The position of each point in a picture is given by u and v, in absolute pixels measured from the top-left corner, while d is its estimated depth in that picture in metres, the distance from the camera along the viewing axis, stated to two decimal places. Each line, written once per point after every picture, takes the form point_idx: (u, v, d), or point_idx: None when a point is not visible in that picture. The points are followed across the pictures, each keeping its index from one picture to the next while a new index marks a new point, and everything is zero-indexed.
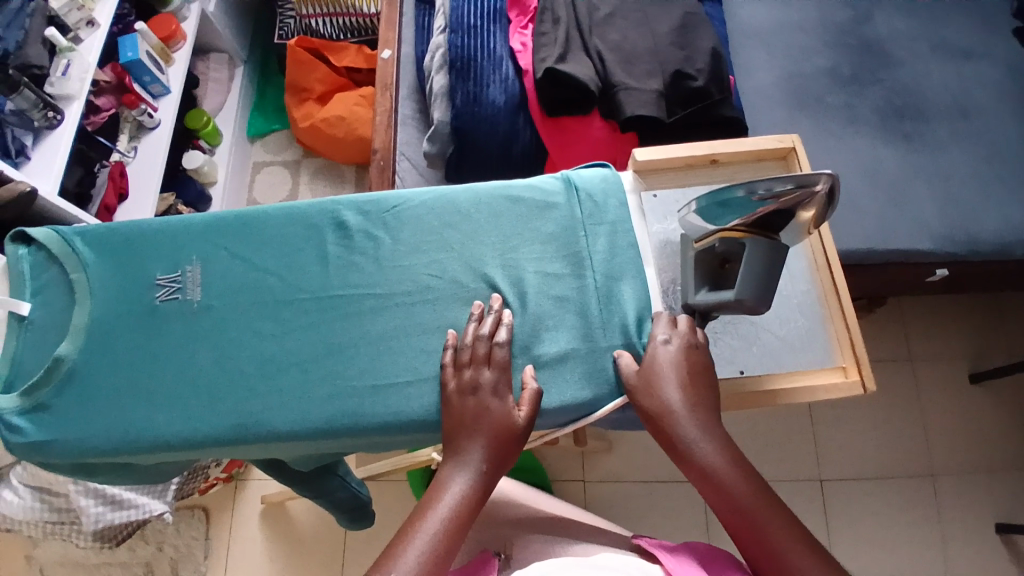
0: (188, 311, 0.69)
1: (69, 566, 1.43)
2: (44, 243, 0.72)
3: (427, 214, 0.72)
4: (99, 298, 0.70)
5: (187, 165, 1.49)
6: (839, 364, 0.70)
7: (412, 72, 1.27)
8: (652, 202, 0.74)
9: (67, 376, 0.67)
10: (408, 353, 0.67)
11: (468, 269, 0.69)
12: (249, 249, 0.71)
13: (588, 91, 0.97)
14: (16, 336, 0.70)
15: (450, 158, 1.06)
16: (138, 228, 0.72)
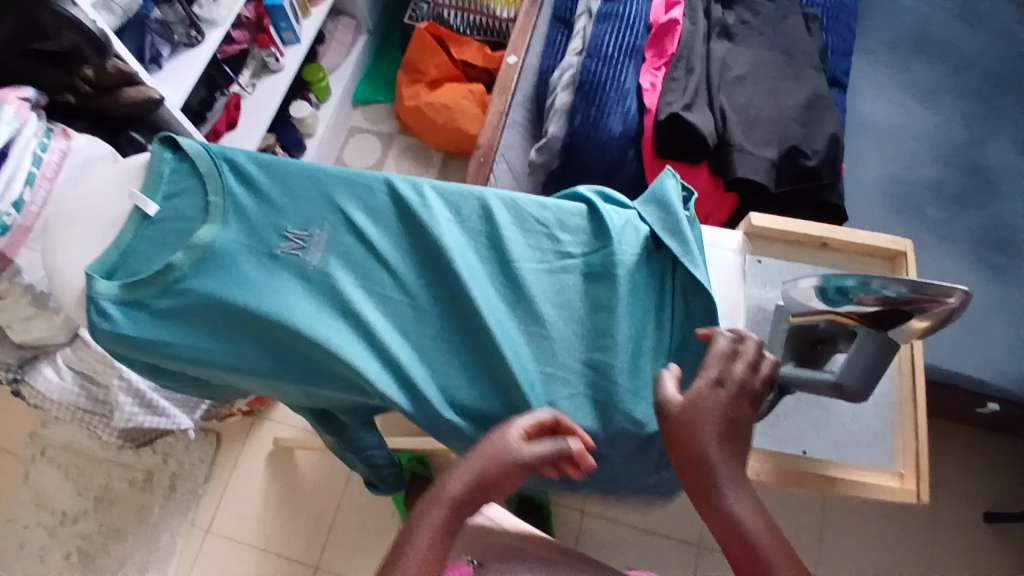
0: (303, 268, 0.72)
1: (74, 453, 1.47)
2: (193, 157, 0.76)
3: (555, 236, 0.73)
4: (228, 227, 0.73)
5: (294, 113, 1.56)
6: (897, 470, 0.70)
7: (531, 82, 1.31)
8: (756, 267, 0.75)
9: (172, 285, 0.70)
10: (497, 368, 0.68)
11: (579, 300, 0.70)
12: (381, 224, 0.74)
13: (705, 144, 0.99)
14: (133, 228, 0.73)
15: (552, 171, 1.09)
16: (285, 172, 0.75)
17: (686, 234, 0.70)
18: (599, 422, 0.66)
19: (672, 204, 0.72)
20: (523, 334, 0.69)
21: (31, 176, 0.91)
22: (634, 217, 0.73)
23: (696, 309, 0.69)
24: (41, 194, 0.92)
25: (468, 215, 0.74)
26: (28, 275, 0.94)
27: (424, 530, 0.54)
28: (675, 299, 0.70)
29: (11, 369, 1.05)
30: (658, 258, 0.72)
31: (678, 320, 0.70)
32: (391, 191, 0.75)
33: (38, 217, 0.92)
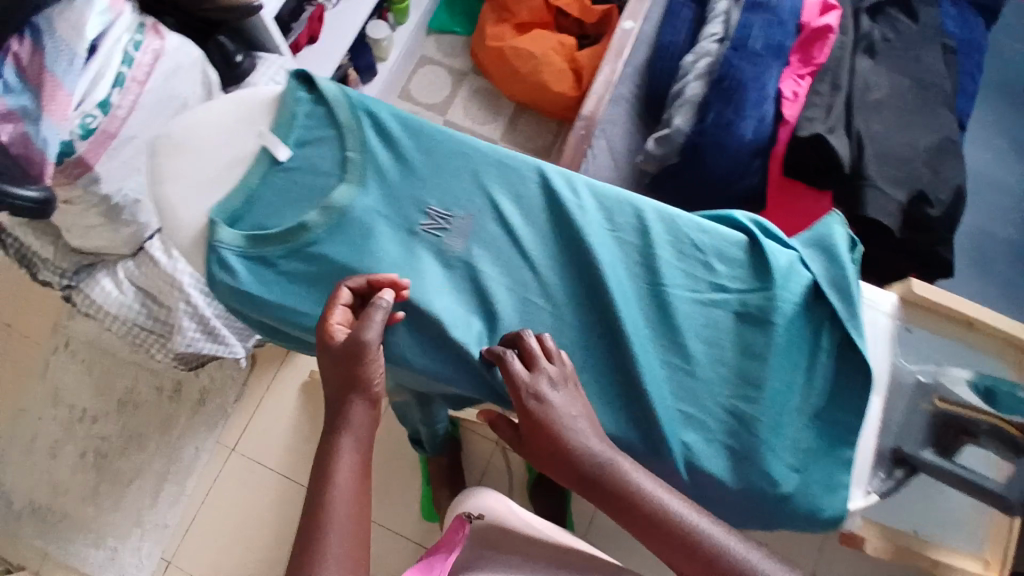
0: (444, 254, 0.68)
1: (97, 351, 1.42)
2: (333, 104, 0.69)
3: (708, 262, 0.69)
4: (367, 192, 0.68)
5: (371, 33, 1.44)
6: (982, 555, 0.80)
7: (645, 52, 1.20)
8: (904, 334, 0.80)
9: (303, 247, 0.65)
10: (638, 396, 0.66)
11: (725, 337, 0.68)
12: (528, 218, 0.69)
13: (839, 171, 0.94)
14: (261, 173, 0.67)
15: (667, 166, 1.03)
16: (432, 142, 0.70)
17: (852, 294, 0.69)
18: (733, 470, 0.66)
19: (843, 259, 0.70)
20: (666, 362, 0.67)
21: (121, 78, 0.82)
22: (796, 259, 0.71)
23: (843, 371, 0.70)
24: (129, 99, 0.83)
25: (622, 221, 0.70)
26: (105, 186, 0.86)
27: (342, 455, 0.59)
28: (826, 357, 0.69)
29: (67, 275, 1.00)
30: (816, 309, 0.70)
31: (824, 378, 0.70)
32: (544, 183, 0.70)
33: (122, 125, 0.84)
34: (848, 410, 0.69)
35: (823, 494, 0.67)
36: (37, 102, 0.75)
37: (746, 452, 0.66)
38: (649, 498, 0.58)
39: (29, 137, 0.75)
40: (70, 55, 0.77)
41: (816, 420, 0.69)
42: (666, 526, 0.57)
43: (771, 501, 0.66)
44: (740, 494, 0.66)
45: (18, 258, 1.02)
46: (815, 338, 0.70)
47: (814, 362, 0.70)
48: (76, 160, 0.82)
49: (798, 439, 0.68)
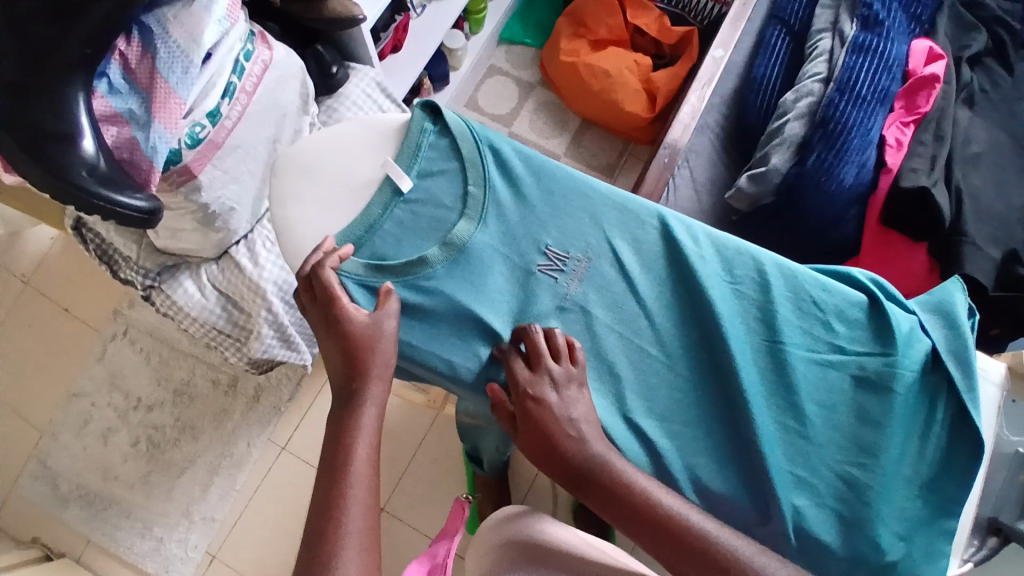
0: (560, 297, 0.67)
1: (157, 341, 1.42)
2: (457, 137, 0.70)
3: (827, 322, 0.68)
4: (486, 229, 0.67)
5: (447, 42, 1.42)
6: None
7: (733, 83, 1.18)
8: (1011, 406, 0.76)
9: (422, 282, 0.65)
10: (750, 454, 0.65)
11: (839, 400, 0.67)
12: (646, 264, 0.68)
13: (940, 224, 0.92)
14: (383, 204, 0.68)
15: (759, 204, 1.01)
16: (552, 180, 0.69)
17: (974, 365, 0.66)
18: (840, 538, 0.64)
19: (964, 327, 0.67)
20: (777, 423, 0.66)
21: (231, 88, 0.83)
22: (914, 325, 0.69)
23: (963, 445, 0.65)
24: (238, 109, 0.85)
25: (742, 275, 0.68)
26: (204, 195, 0.87)
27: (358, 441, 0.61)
28: (942, 428, 0.66)
29: (150, 275, 0.98)
30: (932, 376, 0.67)
31: (937, 450, 0.66)
32: (664, 230, 0.69)
33: (228, 134, 0.85)
34: (953, 480, 0.65)
35: (925, 564, 0.64)
36: (151, 109, 0.75)
37: (853, 520, 0.64)
38: (644, 490, 0.59)
39: (137, 143, 0.76)
40: (185, 63, 0.76)
41: (925, 490, 0.65)
42: (671, 530, 0.59)
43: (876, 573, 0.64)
44: (844, 562, 0.64)
45: (98, 255, 1.00)
46: (931, 407, 0.67)
47: (928, 432, 0.67)
48: (181, 168, 0.82)
49: (908, 509, 0.65)
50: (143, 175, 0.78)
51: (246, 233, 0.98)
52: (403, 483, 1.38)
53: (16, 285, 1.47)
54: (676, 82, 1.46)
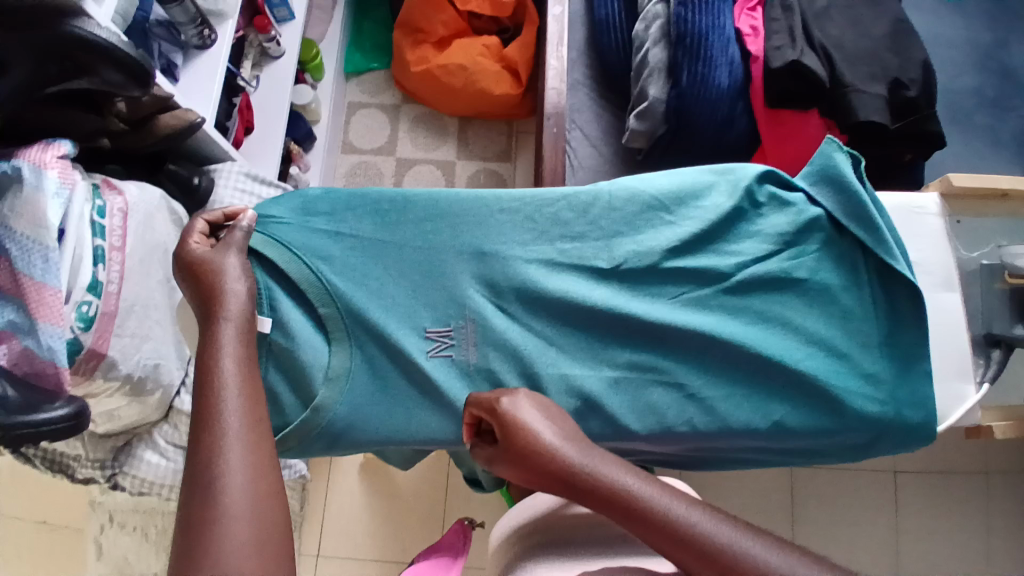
0: (462, 368, 0.65)
1: (145, 513, 1.28)
2: (286, 261, 0.63)
3: (712, 270, 0.69)
4: (361, 341, 0.64)
5: (296, 101, 1.37)
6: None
7: (581, 32, 1.19)
8: (957, 228, 0.76)
9: (336, 426, 0.61)
10: (711, 406, 0.66)
11: (763, 329, 0.68)
12: (523, 296, 0.66)
13: (821, 86, 0.94)
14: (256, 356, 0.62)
15: (657, 137, 1.00)
16: (402, 257, 0.65)
17: (875, 221, 0.66)
18: (828, 422, 0.66)
19: (855, 185, 0.67)
20: (720, 373, 0.67)
21: (100, 253, 0.75)
22: (802, 202, 0.70)
23: (895, 290, 0.67)
24: (117, 271, 0.77)
25: (618, 261, 0.68)
26: (123, 366, 0.79)
27: (235, 509, 0.45)
28: (874, 287, 0.68)
29: (107, 465, 0.91)
30: (843, 241, 0.69)
31: (880, 308, 0.68)
32: (524, 260, 0.67)
33: (118, 298, 0.77)
34: (908, 325, 0.67)
35: (912, 411, 0.66)
36: (30, 312, 0.68)
37: (835, 396, 0.66)
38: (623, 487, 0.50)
39: (32, 352, 0.68)
40: (42, 251, 0.69)
41: (885, 347, 0.67)
42: (665, 526, 0.47)
43: (874, 433, 0.66)
44: (841, 434, 0.66)
45: (46, 465, 0.87)
46: (852, 276, 0.68)
47: (860, 287, 0.68)
48: (87, 353, 0.74)
49: (874, 371, 0.66)
50: (53, 381, 0.70)
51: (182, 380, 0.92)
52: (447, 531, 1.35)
53: None
54: (530, 48, 1.46)
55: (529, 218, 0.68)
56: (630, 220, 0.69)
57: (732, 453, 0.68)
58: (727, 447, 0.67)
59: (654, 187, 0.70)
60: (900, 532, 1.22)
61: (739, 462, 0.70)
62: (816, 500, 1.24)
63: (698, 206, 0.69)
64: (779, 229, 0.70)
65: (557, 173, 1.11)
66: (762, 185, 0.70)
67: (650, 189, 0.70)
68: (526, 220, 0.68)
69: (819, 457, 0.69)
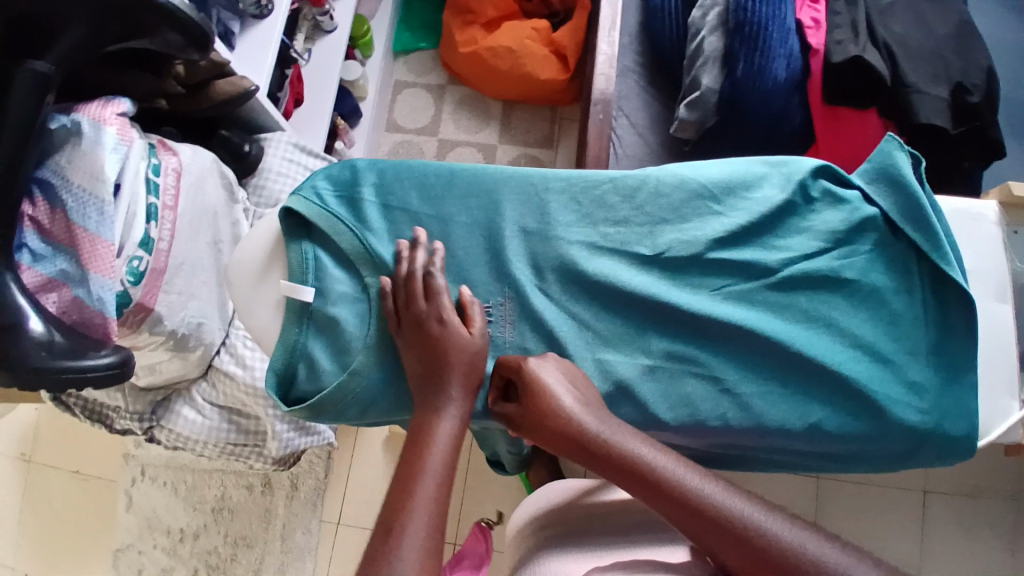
0: (499, 347, 0.64)
1: (177, 469, 1.34)
2: (329, 227, 0.63)
3: (758, 264, 0.67)
4: None
5: (345, 77, 1.39)
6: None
7: (635, 18, 1.17)
8: (1015, 239, 0.73)
9: (369, 394, 0.61)
10: (746, 402, 0.64)
11: (806, 328, 0.66)
12: (562, 277, 0.66)
13: (883, 84, 0.91)
14: (295, 325, 0.63)
15: (707, 127, 0.98)
16: (445, 231, 0.65)
17: (932, 225, 0.64)
18: (867, 428, 0.64)
19: (913, 186, 0.65)
20: (758, 370, 0.65)
21: (152, 210, 0.77)
22: (858, 200, 0.67)
23: (951, 298, 0.65)
24: (168, 229, 0.79)
25: (661, 248, 0.67)
26: (169, 322, 0.82)
27: (423, 502, 0.48)
28: (926, 292, 0.65)
29: (145, 417, 0.94)
30: (897, 244, 0.67)
31: (931, 313, 0.65)
32: (567, 242, 0.66)
33: (167, 256, 0.80)
34: (959, 334, 0.64)
35: (955, 423, 0.64)
36: (82, 262, 0.70)
37: (877, 402, 0.63)
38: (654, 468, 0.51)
39: (81, 301, 0.71)
40: (98, 205, 0.70)
41: (933, 356, 0.65)
42: (697, 512, 0.48)
43: (914, 445, 0.64)
44: (880, 442, 0.64)
45: (86, 414, 0.94)
46: (905, 281, 0.66)
47: (911, 291, 0.66)
48: (135, 307, 0.77)
49: (921, 381, 0.64)
50: (102, 330, 0.73)
51: (223, 341, 0.94)
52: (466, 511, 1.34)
53: (14, 468, 1.38)
54: (580, 33, 1.44)
55: (575, 200, 0.67)
56: (678, 207, 0.68)
57: (764, 453, 0.67)
58: (759, 446, 0.66)
59: (703, 175, 0.69)
60: (928, 551, 1.18)
61: (771, 462, 0.68)
62: (841, 509, 1.21)
63: (748, 197, 0.68)
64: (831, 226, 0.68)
65: (601, 159, 1.09)
66: (817, 181, 0.68)
67: (699, 177, 0.68)
68: (572, 201, 0.67)
69: (855, 462, 0.67)
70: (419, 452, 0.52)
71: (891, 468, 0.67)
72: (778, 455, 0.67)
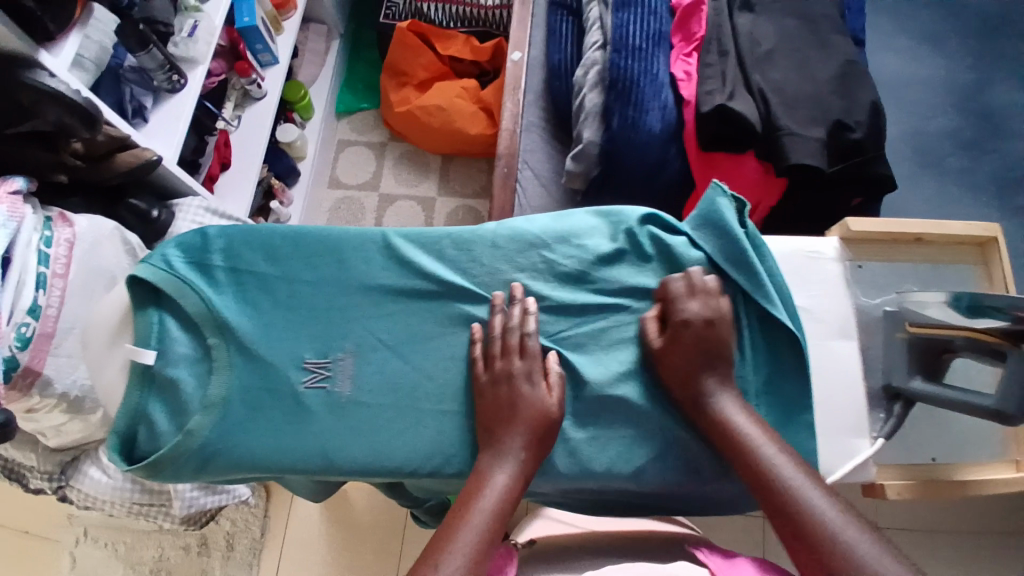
0: (336, 403, 0.65)
1: (116, 529, 1.36)
2: (169, 290, 0.66)
3: (591, 311, 0.69)
4: (238, 372, 0.66)
5: (281, 138, 1.45)
6: (1012, 457, 0.74)
7: (541, 77, 1.22)
8: (858, 273, 0.74)
9: (204, 453, 0.64)
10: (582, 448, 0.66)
11: (639, 370, 0.67)
12: (399, 332, 0.67)
13: (754, 131, 0.95)
14: (139, 387, 0.66)
15: (593, 178, 1.03)
16: (288, 290, 0.68)
17: (754, 268, 0.67)
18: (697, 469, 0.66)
19: (734, 229, 0.68)
20: (587, 415, 0.67)
21: (43, 278, 0.81)
22: (685, 245, 0.70)
23: (772, 338, 0.67)
24: (57, 295, 0.82)
25: (498, 297, 0.69)
26: (59, 383, 0.83)
27: (493, 489, 0.58)
28: (755, 332, 0.67)
29: (54, 477, 0.96)
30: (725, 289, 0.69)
31: (760, 353, 0.67)
32: (405, 296, 0.68)
33: (57, 321, 0.83)
34: (789, 375, 0.66)
35: None
36: None
37: (700, 442, 0.66)
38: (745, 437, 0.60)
39: None
40: None
41: (763, 395, 0.67)
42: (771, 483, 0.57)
43: (744, 483, 0.66)
44: (711, 482, 0.66)
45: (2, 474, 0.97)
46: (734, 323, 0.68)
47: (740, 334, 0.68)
48: (23, 370, 0.80)
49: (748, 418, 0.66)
50: None
51: None
52: (402, 562, 1.35)
53: None
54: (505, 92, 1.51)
55: (415, 255, 0.70)
56: (514, 258, 0.70)
57: (610, 495, 0.69)
58: (598, 489, 0.67)
59: (537, 226, 0.72)
60: None
61: (617, 502, 0.70)
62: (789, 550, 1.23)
63: (579, 246, 0.71)
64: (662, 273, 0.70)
65: (506, 212, 1.13)
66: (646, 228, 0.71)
67: (534, 228, 0.72)
68: (410, 255, 0.69)
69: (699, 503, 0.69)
70: (477, 485, 0.58)
71: (737, 505, 0.68)
72: (619, 494, 0.70)
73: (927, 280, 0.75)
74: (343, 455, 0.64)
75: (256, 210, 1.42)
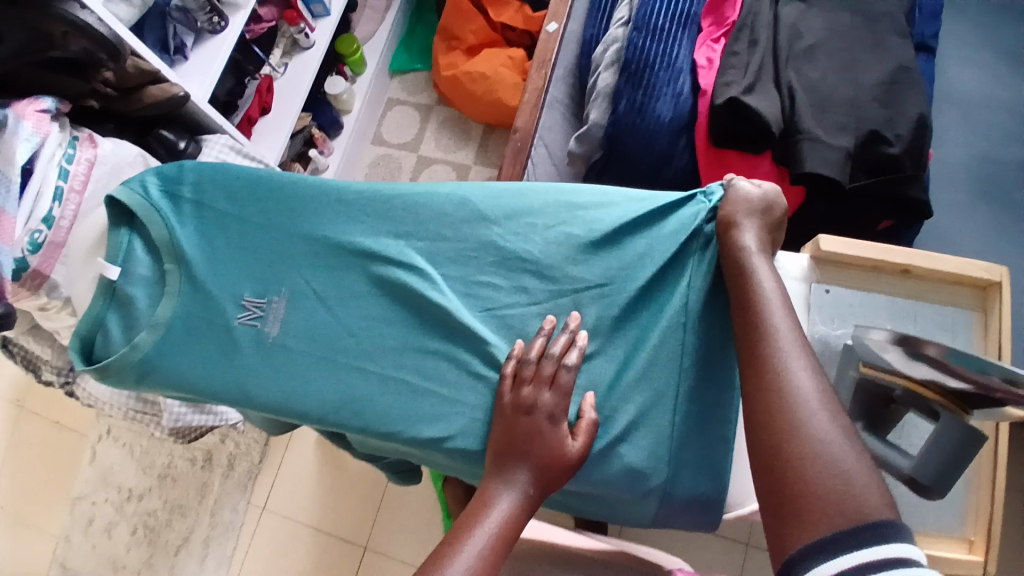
0: (264, 342, 0.69)
1: (137, 432, 1.49)
2: (139, 213, 0.72)
3: (520, 291, 0.69)
4: (186, 298, 0.70)
5: (329, 90, 1.51)
6: (967, 536, 0.73)
7: (573, 54, 1.17)
8: (822, 297, 0.74)
9: (142, 366, 0.69)
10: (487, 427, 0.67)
11: None
12: (332, 282, 0.71)
13: (770, 132, 0.86)
14: (102, 298, 0.72)
15: (594, 162, 1.01)
16: (244, 228, 0.72)
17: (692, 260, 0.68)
18: (598, 469, 0.65)
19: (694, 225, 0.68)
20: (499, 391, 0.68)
21: (59, 191, 0.89)
22: (629, 241, 0.69)
23: (688, 342, 0.66)
24: (70, 210, 0.90)
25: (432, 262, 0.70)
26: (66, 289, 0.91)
27: (495, 516, 0.57)
28: (687, 332, 0.66)
29: (65, 372, 1.06)
30: (659, 289, 0.68)
31: (684, 359, 0.66)
32: (345, 247, 0.71)
33: (69, 232, 0.90)
34: (707, 382, 0.65)
35: (688, 476, 0.65)
36: None
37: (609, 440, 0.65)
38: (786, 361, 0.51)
39: None
40: (5, 182, 0.83)
41: (682, 400, 0.65)
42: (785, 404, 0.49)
43: (638, 491, 0.65)
44: (603, 487, 0.65)
45: (24, 363, 1.09)
46: (662, 323, 0.67)
47: (667, 338, 0.67)
48: (33, 273, 0.87)
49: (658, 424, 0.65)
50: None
51: None
52: (380, 513, 1.39)
53: (11, 410, 1.57)
54: None
55: (363, 209, 0.72)
56: (456, 226, 0.71)
57: None
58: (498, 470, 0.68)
59: (487, 198, 0.72)
60: None
61: None
62: None
63: (524, 222, 0.70)
64: (600, 264, 0.69)
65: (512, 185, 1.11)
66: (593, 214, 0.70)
67: (484, 201, 0.72)
68: (359, 211, 0.71)
69: (606, 501, 0.68)
70: (479, 512, 0.57)
71: (640, 512, 0.67)
72: None
73: (901, 317, 0.74)
74: (259, 390, 0.68)
75: (296, 156, 1.48)
